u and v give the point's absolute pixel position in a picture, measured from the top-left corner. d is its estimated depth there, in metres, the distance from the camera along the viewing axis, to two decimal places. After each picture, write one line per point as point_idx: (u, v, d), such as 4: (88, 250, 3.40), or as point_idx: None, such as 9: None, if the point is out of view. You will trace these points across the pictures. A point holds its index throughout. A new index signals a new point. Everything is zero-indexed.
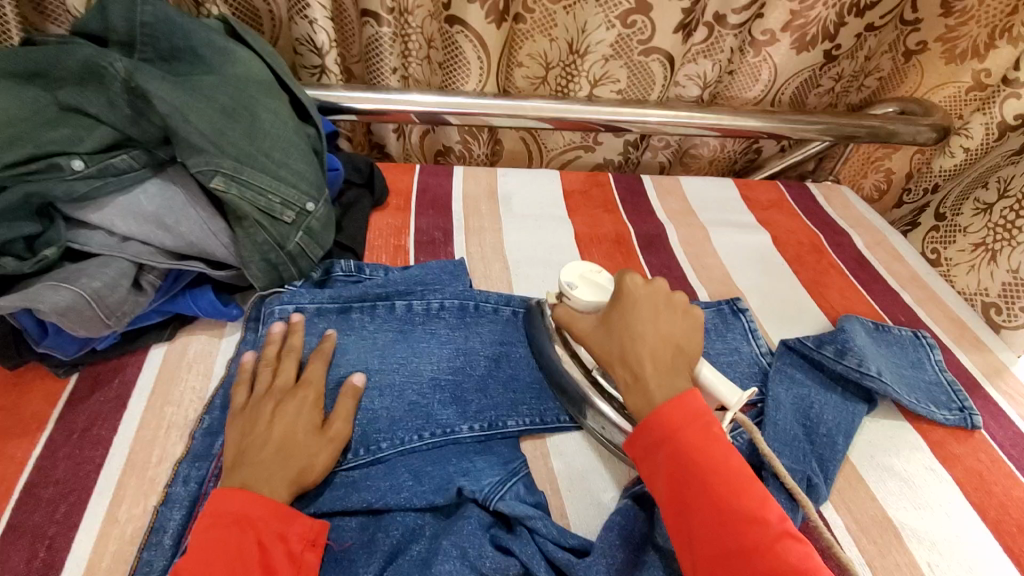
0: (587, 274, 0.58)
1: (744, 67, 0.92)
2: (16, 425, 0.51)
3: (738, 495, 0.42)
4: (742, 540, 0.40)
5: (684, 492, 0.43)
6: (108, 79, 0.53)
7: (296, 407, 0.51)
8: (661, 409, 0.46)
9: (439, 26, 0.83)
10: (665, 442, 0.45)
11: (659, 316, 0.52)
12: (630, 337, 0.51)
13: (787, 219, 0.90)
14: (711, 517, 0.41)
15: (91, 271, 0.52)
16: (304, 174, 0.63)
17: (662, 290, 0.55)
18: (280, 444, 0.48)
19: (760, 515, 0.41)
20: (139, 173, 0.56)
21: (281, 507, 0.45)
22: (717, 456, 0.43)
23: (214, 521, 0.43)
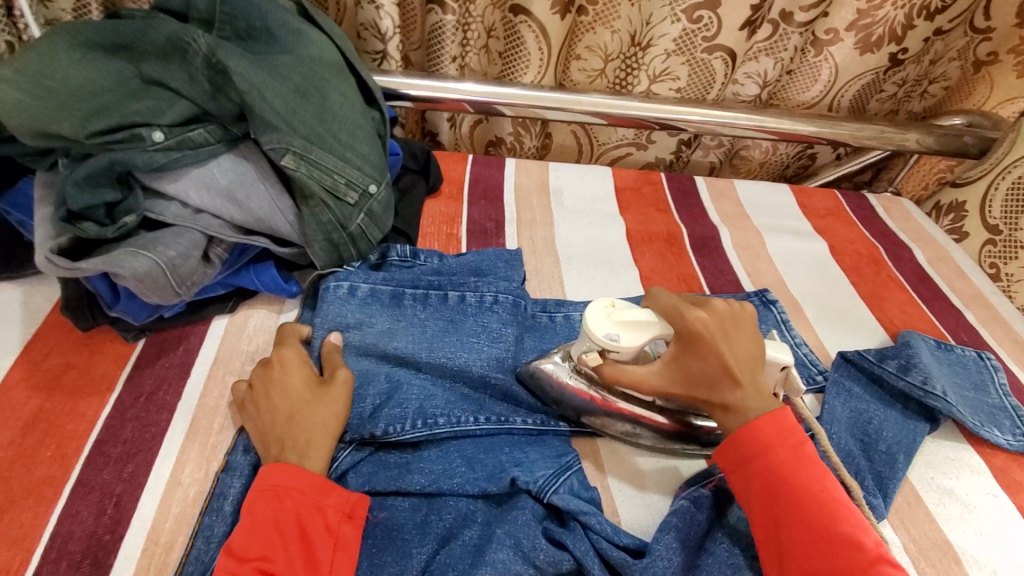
0: (612, 312, 0.50)
1: (804, 68, 0.89)
2: (88, 384, 0.53)
3: (832, 515, 0.43)
4: (837, 559, 0.41)
5: (776, 508, 0.44)
6: (190, 54, 0.54)
7: (288, 376, 0.51)
8: (756, 423, 0.47)
9: (502, 15, 0.83)
10: (757, 457, 0.46)
11: (730, 339, 0.50)
12: (715, 376, 0.49)
13: (845, 228, 0.87)
14: (806, 534, 0.42)
15: (166, 240, 0.54)
16: (368, 158, 0.63)
17: (721, 309, 0.52)
18: (306, 409, 0.49)
19: (856, 537, 0.42)
20: (214, 148, 0.58)
21: (318, 480, 0.45)
22: (810, 474, 0.45)
23: (255, 496, 0.44)
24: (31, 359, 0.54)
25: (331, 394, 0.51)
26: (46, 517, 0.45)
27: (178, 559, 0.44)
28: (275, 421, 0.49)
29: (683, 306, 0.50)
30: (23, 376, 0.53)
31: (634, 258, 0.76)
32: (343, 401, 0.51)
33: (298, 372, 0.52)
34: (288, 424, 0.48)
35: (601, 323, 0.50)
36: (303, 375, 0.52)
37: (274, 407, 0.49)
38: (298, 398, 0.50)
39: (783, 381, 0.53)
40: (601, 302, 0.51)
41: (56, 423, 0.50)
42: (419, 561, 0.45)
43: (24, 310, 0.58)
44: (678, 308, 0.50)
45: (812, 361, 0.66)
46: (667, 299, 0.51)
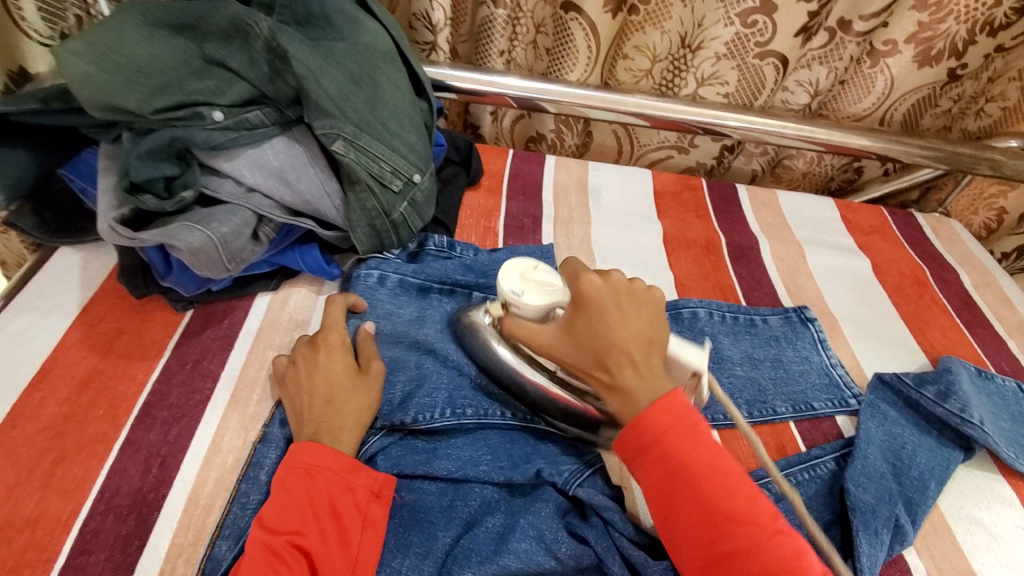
0: (526, 271, 0.53)
1: (857, 78, 0.86)
2: (139, 349, 0.56)
3: (729, 495, 0.41)
4: (732, 541, 0.40)
5: (675, 497, 0.42)
6: (253, 37, 0.56)
7: (330, 358, 0.53)
8: (647, 411, 0.44)
9: (552, 10, 0.82)
10: (650, 446, 0.44)
11: (624, 311, 0.48)
12: (602, 349, 0.47)
13: (890, 246, 0.85)
14: (702, 520, 0.41)
15: (221, 217, 0.56)
16: (414, 147, 0.64)
17: (620, 282, 0.50)
18: (347, 393, 0.51)
19: (751, 514, 0.41)
20: (269, 130, 0.59)
21: (349, 461, 0.47)
22: (704, 457, 0.43)
23: (288, 472, 0.46)
24: (88, 321, 0.57)
25: (367, 383, 0.52)
26: (96, 472, 0.48)
27: (215, 523, 0.46)
28: (313, 403, 0.50)
29: (583, 269, 0.50)
30: (79, 337, 0.56)
31: (669, 263, 0.75)
32: (376, 390, 0.52)
33: (336, 357, 0.53)
34: (325, 408, 0.50)
35: (514, 279, 0.53)
36: (345, 360, 0.53)
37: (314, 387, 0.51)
38: (336, 381, 0.51)
39: (693, 386, 0.50)
40: (523, 261, 0.54)
41: (108, 384, 0.53)
42: (443, 544, 0.46)
43: (83, 275, 0.62)
44: (579, 274, 0.50)
45: (846, 383, 0.65)
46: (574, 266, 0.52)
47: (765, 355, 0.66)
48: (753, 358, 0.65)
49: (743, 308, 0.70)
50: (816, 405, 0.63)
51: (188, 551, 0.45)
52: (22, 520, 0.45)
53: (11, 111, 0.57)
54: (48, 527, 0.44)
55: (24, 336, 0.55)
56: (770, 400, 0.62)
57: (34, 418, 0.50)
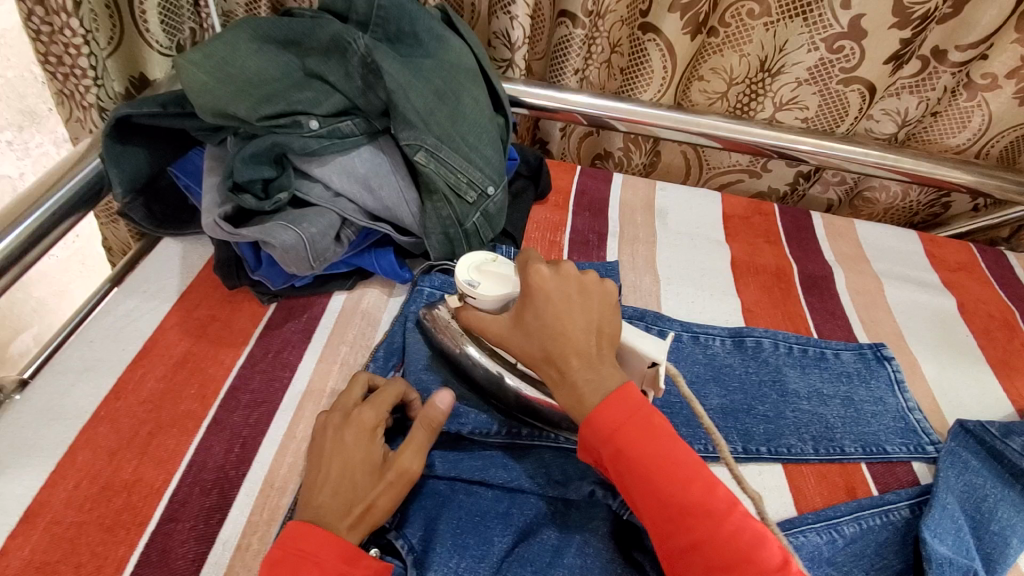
0: (485, 265, 0.53)
1: (952, 110, 0.82)
2: (228, 335, 0.61)
3: (683, 487, 0.41)
4: (690, 534, 0.39)
5: (631, 491, 0.42)
6: (350, 53, 0.60)
7: (353, 439, 0.47)
8: (600, 407, 0.43)
9: (630, 32, 0.84)
10: (607, 442, 0.42)
11: (573, 303, 0.47)
12: (551, 338, 0.46)
13: (978, 286, 0.80)
14: (660, 513, 0.40)
15: (311, 218, 0.60)
16: (490, 160, 0.67)
17: (570, 273, 0.48)
18: (358, 489, 0.45)
19: (708, 505, 0.40)
20: (358, 139, 0.63)
21: (348, 549, 0.42)
22: (660, 450, 0.42)
23: (282, 557, 0.41)
24: (185, 306, 0.63)
25: (389, 477, 0.46)
26: (186, 446, 0.52)
27: (287, 505, 0.49)
28: (322, 487, 0.45)
29: (534, 260, 0.49)
30: (176, 321, 0.61)
31: (736, 288, 0.74)
32: (390, 495, 0.45)
33: (362, 443, 0.47)
34: (333, 498, 0.44)
35: (470, 271, 0.52)
36: (371, 448, 0.47)
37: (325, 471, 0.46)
38: (354, 472, 0.46)
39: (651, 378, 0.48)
40: (482, 255, 0.54)
41: (200, 366, 0.58)
42: (499, 550, 0.46)
43: (182, 264, 0.67)
44: (529, 265, 0.48)
45: (924, 429, 0.61)
46: (529, 255, 0.50)
47: (836, 392, 0.63)
48: (822, 394, 0.63)
49: (814, 340, 0.67)
50: (889, 448, 0.59)
51: (262, 528, 0.48)
52: (121, 484, 0.49)
53: (133, 113, 0.63)
54: (143, 492, 0.49)
55: (130, 316, 0.61)
56: (839, 440, 0.59)
57: (135, 391, 0.55)
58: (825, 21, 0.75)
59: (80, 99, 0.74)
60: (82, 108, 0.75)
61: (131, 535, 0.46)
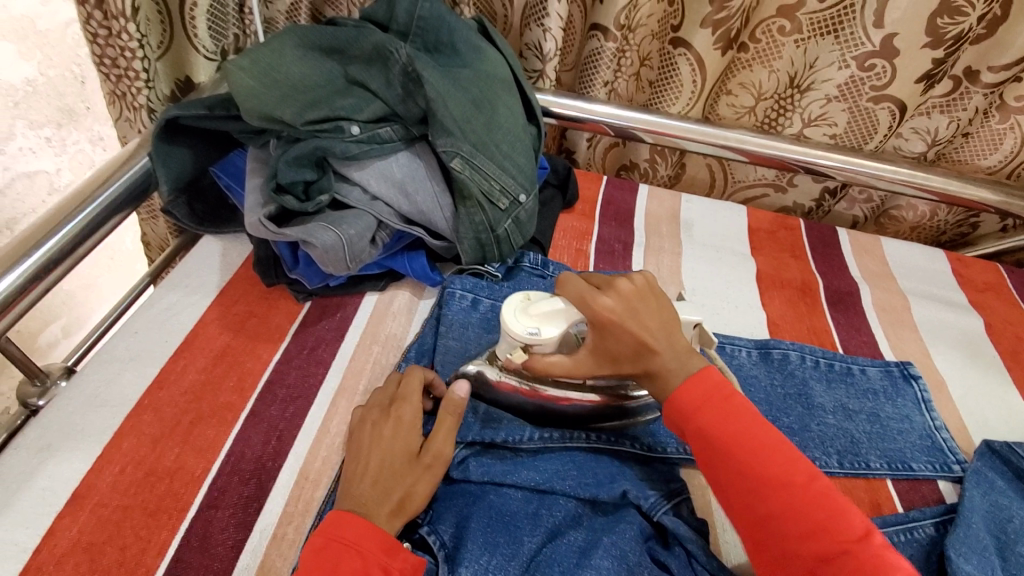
0: (526, 308, 0.51)
1: (983, 132, 0.82)
2: (266, 331, 0.63)
3: (765, 461, 0.43)
4: (773, 503, 0.41)
5: (714, 466, 0.44)
6: (392, 62, 0.63)
7: (391, 432, 0.50)
8: (682, 386, 0.47)
9: (660, 46, 0.85)
10: (690, 417, 0.46)
11: (640, 318, 0.49)
12: (635, 352, 0.49)
13: (1007, 307, 0.79)
14: (742, 485, 0.43)
15: (349, 220, 0.61)
16: (522, 168, 0.68)
17: (625, 289, 0.50)
18: (396, 479, 0.47)
19: (789, 478, 0.42)
20: (396, 145, 0.65)
21: (387, 541, 0.43)
22: (741, 426, 0.44)
23: (326, 544, 0.42)
24: (224, 302, 0.65)
25: (425, 468, 0.49)
26: (225, 437, 0.53)
27: (321, 497, 0.51)
28: (361, 478, 0.47)
29: (584, 285, 0.50)
30: (217, 316, 0.63)
31: (762, 301, 0.74)
32: (427, 483, 0.48)
33: (399, 436, 0.50)
34: (371, 488, 0.46)
35: (521, 321, 0.50)
36: (408, 441, 0.50)
37: (363, 462, 0.48)
38: (391, 464, 0.48)
39: (698, 336, 0.55)
40: (514, 301, 0.52)
41: (238, 359, 0.60)
42: (528, 549, 0.47)
43: (222, 261, 0.70)
44: (587, 296, 0.49)
45: (950, 448, 0.61)
46: (577, 285, 0.50)
47: (861, 408, 0.63)
48: (847, 410, 0.63)
49: (839, 355, 0.68)
50: (915, 466, 0.59)
51: (297, 518, 0.49)
52: (164, 470, 0.51)
53: (181, 114, 0.65)
54: (184, 480, 0.51)
55: (173, 310, 0.63)
56: (864, 455, 0.59)
57: (177, 382, 0.57)
58: (856, 39, 0.76)
59: (131, 100, 0.78)
60: (133, 109, 0.79)
61: (173, 520, 0.48)
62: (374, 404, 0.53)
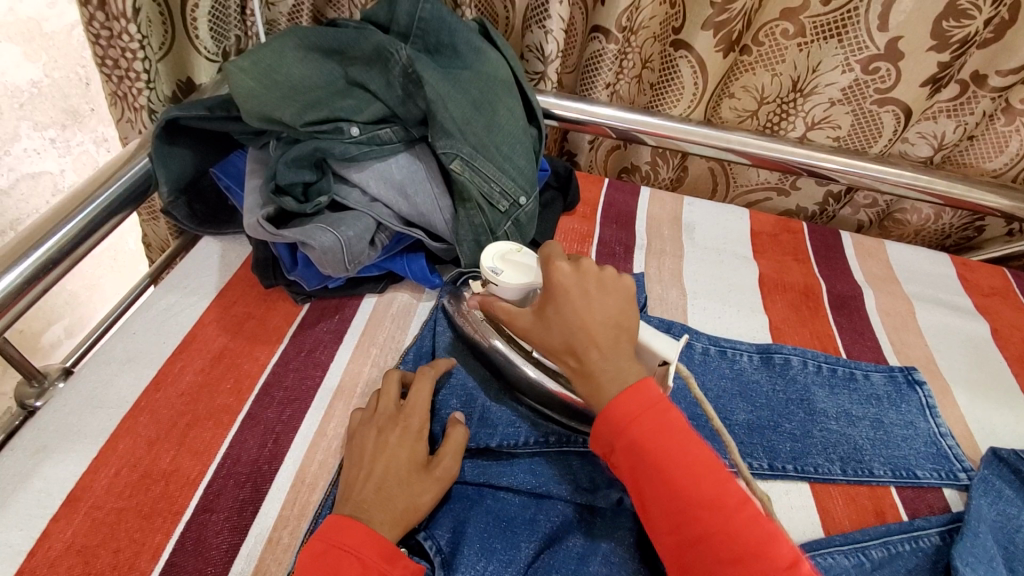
0: (506, 254, 0.56)
1: (988, 134, 0.81)
2: (264, 333, 0.62)
3: (695, 481, 0.41)
4: (701, 527, 0.39)
5: (643, 483, 0.42)
6: (392, 63, 0.63)
7: (397, 440, 0.49)
8: (616, 398, 0.44)
9: (661, 48, 0.84)
10: (621, 432, 0.43)
11: (591, 299, 0.49)
12: (572, 331, 0.48)
13: (1013, 312, 0.78)
14: (671, 506, 0.41)
15: (347, 221, 0.61)
16: (522, 170, 0.68)
17: (590, 269, 0.51)
18: (399, 487, 0.46)
19: (720, 501, 0.40)
20: (395, 146, 0.65)
21: (388, 549, 0.43)
22: (672, 444, 0.42)
23: (325, 550, 0.42)
24: (222, 303, 0.64)
25: (428, 476, 0.48)
26: (221, 439, 0.53)
27: (317, 501, 0.50)
28: (364, 484, 0.46)
29: (553, 255, 0.51)
30: (215, 317, 0.63)
31: (764, 304, 0.74)
32: (429, 492, 0.47)
33: (405, 444, 0.49)
34: (374, 495, 0.46)
35: (494, 259, 0.55)
36: (413, 449, 0.49)
37: (364, 467, 0.48)
38: (396, 472, 0.47)
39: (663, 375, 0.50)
40: (506, 244, 0.57)
41: (236, 361, 0.59)
42: (526, 555, 0.47)
43: (221, 262, 0.70)
44: (549, 259, 0.51)
45: (956, 456, 0.60)
46: (549, 250, 0.52)
47: (865, 414, 0.62)
48: (851, 415, 0.62)
49: (843, 361, 0.67)
50: (920, 473, 0.58)
51: (293, 522, 0.49)
52: (159, 473, 0.51)
53: (181, 115, 0.65)
54: (179, 482, 0.50)
55: (171, 311, 0.63)
56: (867, 462, 0.59)
57: (174, 384, 0.57)
58: (861, 42, 0.75)
59: (132, 101, 0.78)
60: (134, 109, 0.79)
61: (167, 523, 0.48)
62: (378, 411, 0.52)
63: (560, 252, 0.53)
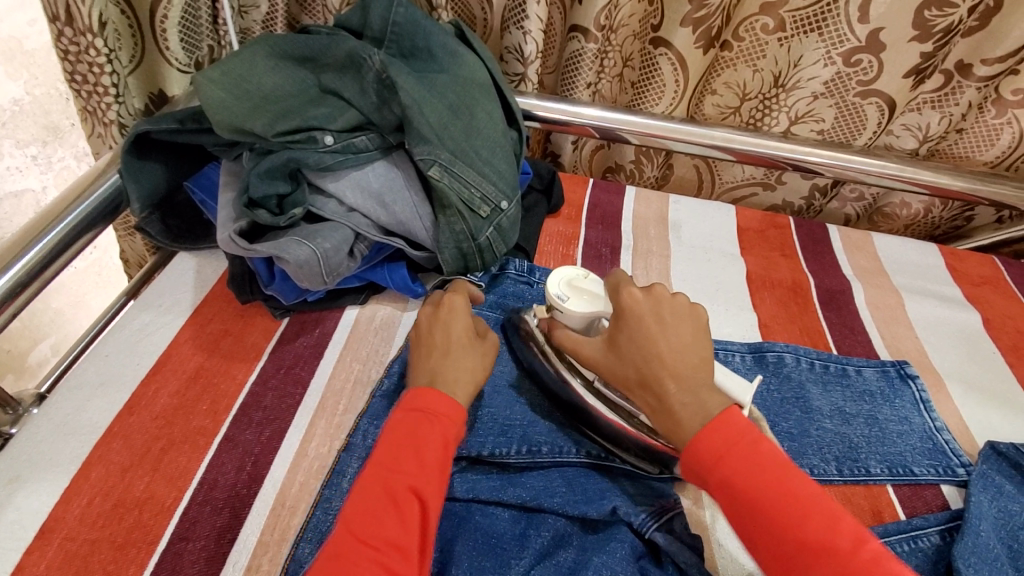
0: (573, 279, 0.55)
1: (978, 127, 0.80)
2: (241, 350, 0.61)
3: (802, 519, 0.39)
4: (814, 571, 0.37)
5: (746, 523, 0.40)
6: (365, 69, 0.61)
7: (451, 318, 0.55)
8: (699, 434, 0.43)
9: (641, 46, 0.83)
10: (710, 469, 0.42)
11: (665, 324, 0.49)
12: (648, 362, 0.48)
13: (1004, 301, 0.77)
14: (780, 547, 0.39)
15: (324, 233, 0.59)
16: (503, 174, 0.66)
17: (662, 294, 0.51)
18: (460, 351, 0.53)
19: (829, 541, 0.38)
20: (371, 154, 0.63)
21: (454, 412, 0.47)
22: (770, 479, 0.41)
23: (403, 407, 0.47)
24: (198, 321, 0.63)
25: (479, 347, 0.55)
26: (197, 464, 0.51)
27: (299, 524, 0.48)
28: (432, 352, 0.52)
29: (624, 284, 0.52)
30: (191, 336, 0.61)
31: (753, 303, 0.73)
32: (480, 361, 0.53)
33: (459, 322, 0.55)
34: (440, 359, 0.52)
35: (560, 285, 0.55)
36: (463, 322, 0.55)
37: (428, 341, 0.54)
38: (453, 342, 0.53)
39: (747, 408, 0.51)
40: (572, 271, 0.56)
41: (212, 381, 0.57)
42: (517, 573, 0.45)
43: (196, 278, 0.68)
44: (619, 286, 0.52)
45: (953, 450, 0.59)
46: (617, 279, 0.54)
47: (859, 411, 0.61)
48: (845, 413, 0.61)
49: (835, 358, 0.66)
50: (917, 470, 0.57)
51: (273, 548, 0.47)
52: (133, 501, 0.49)
53: (152, 129, 0.63)
54: (154, 510, 0.48)
55: (145, 331, 0.61)
56: (862, 461, 0.57)
57: (149, 407, 0.55)
58: (841, 33, 0.74)
59: (102, 115, 0.76)
60: (104, 124, 0.77)
61: (142, 554, 0.46)
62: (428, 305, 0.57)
63: (626, 279, 0.54)
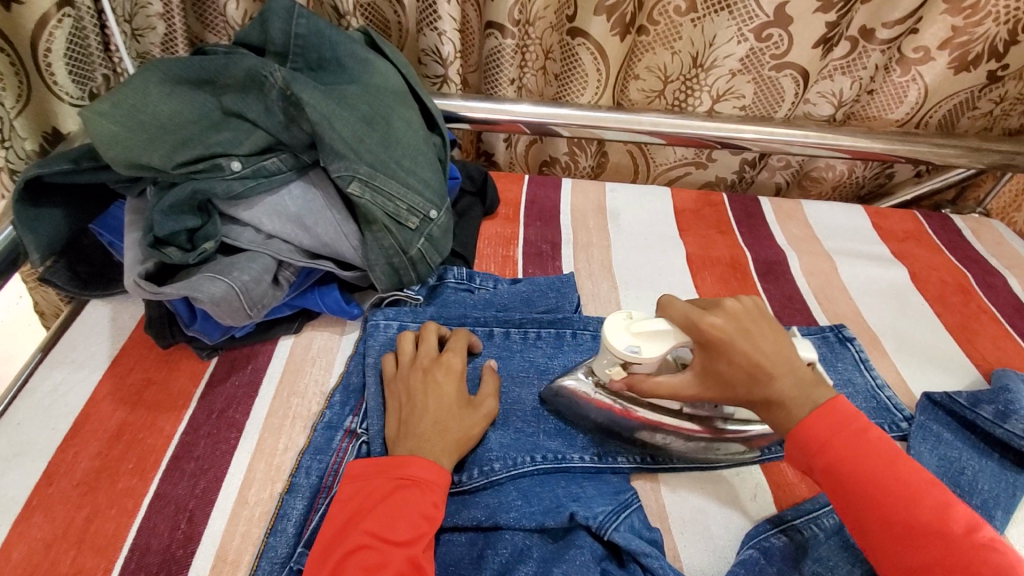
0: (629, 325, 0.48)
1: (886, 87, 0.83)
2: (167, 399, 0.57)
3: (910, 504, 0.40)
4: (925, 552, 0.38)
5: (855, 503, 0.41)
6: (267, 87, 0.57)
7: (444, 376, 0.53)
8: (809, 418, 0.44)
9: (559, 38, 0.83)
10: (818, 450, 0.43)
11: (752, 337, 0.47)
12: (748, 377, 0.46)
13: (928, 253, 0.81)
14: (889, 527, 0.39)
15: (242, 264, 0.56)
16: (428, 182, 0.64)
17: (733, 305, 0.48)
18: (454, 418, 0.51)
19: (939, 525, 0.38)
20: (286, 176, 0.60)
21: (440, 477, 0.46)
22: (880, 463, 0.41)
23: (379, 472, 0.46)
24: (117, 374, 0.58)
25: (473, 412, 0.52)
26: (127, 530, 0.48)
27: None
28: (421, 419, 0.50)
29: (697, 313, 0.47)
30: (110, 390, 0.57)
31: (694, 283, 0.73)
32: (478, 426, 0.52)
33: (452, 382, 0.53)
34: (433, 428, 0.49)
35: (621, 337, 0.48)
36: (456, 386, 0.53)
37: (411, 399, 0.51)
38: (447, 405, 0.51)
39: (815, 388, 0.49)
40: (618, 315, 0.49)
41: (138, 437, 0.53)
42: None
43: (112, 326, 0.63)
44: (693, 318, 0.47)
45: (896, 405, 0.60)
46: (680, 307, 0.48)
47: None
48: None
49: None
50: None
51: None
52: None
53: (43, 173, 0.58)
54: None
55: (58, 392, 0.56)
56: None
57: (68, 474, 0.51)
58: (749, 11, 0.75)
59: None
60: None
61: None
62: (420, 356, 0.55)
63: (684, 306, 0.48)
